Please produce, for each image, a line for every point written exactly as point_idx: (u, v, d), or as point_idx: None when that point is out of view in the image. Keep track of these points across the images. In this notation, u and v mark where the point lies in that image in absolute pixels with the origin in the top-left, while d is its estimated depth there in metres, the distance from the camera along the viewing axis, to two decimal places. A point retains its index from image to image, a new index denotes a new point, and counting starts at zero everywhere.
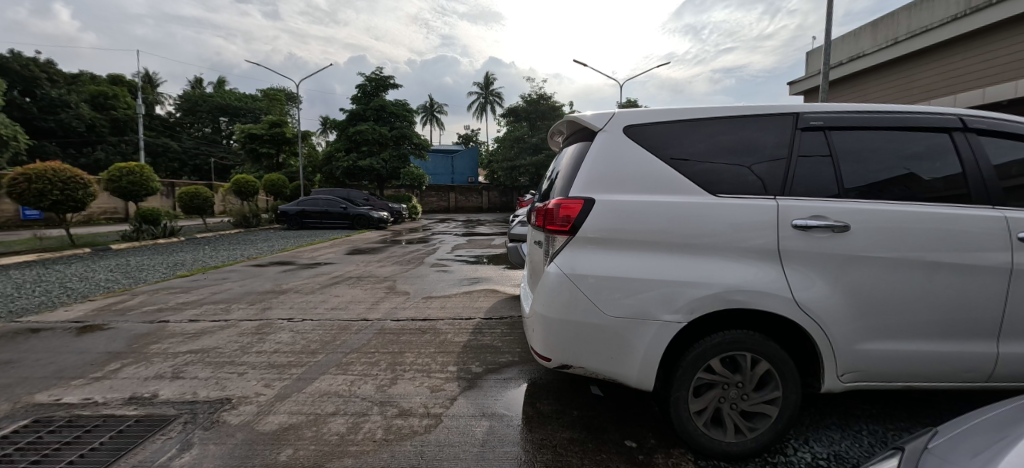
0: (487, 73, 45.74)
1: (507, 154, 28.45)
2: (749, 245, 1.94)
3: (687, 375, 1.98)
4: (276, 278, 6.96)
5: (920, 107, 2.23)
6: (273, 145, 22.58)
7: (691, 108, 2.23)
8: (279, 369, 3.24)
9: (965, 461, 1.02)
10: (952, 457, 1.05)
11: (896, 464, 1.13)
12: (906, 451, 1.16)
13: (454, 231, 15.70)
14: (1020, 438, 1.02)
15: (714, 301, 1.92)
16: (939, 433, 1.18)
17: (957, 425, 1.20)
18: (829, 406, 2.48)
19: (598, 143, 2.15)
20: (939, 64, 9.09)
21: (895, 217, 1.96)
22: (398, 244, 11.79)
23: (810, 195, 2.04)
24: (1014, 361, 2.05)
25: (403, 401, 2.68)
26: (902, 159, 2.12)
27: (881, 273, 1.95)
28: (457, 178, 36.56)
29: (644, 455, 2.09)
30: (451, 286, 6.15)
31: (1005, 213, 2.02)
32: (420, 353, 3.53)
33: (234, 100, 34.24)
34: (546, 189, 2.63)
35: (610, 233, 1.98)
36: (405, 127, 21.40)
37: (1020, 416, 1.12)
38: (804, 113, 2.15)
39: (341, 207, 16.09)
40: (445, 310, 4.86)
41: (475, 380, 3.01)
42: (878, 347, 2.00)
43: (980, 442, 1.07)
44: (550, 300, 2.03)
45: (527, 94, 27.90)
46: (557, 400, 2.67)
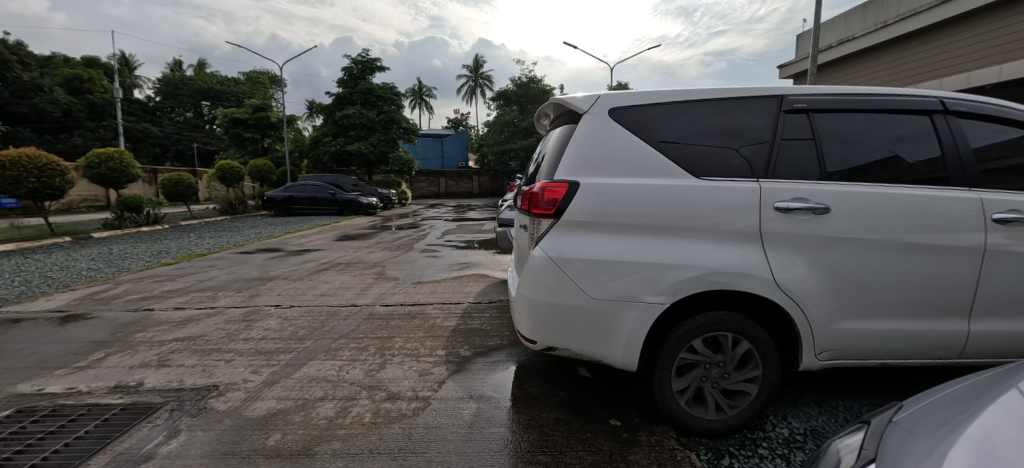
0: (477, 55, 45.01)
1: (498, 138, 28.25)
2: (732, 228, 1.97)
3: (671, 355, 2.02)
4: (264, 264, 6.90)
5: (903, 90, 2.25)
6: (257, 130, 22.27)
7: (679, 90, 2.22)
8: (267, 356, 3.23)
9: (931, 430, 1.05)
10: (918, 426, 1.09)
11: (863, 438, 1.17)
12: (872, 426, 1.21)
13: (446, 216, 15.64)
14: (981, 409, 1.06)
15: (698, 282, 1.94)
16: (904, 406, 1.23)
17: (921, 399, 1.25)
18: (808, 383, 2.55)
19: (584, 126, 2.15)
20: (927, 48, 9.21)
21: (875, 198, 2.00)
22: (387, 229, 11.72)
23: (793, 178, 2.06)
24: (984, 339, 2.12)
25: (391, 385, 2.70)
26: (885, 142, 2.15)
27: (858, 254, 2.00)
28: (447, 162, 36.28)
29: (628, 433, 2.14)
30: (441, 271, 6.16)
31: (980, 195, 2.06)
32: (409, 338, 3.54)
33: (217, 83, 33.29)
34: (532, 171, 2.63)
35: (599, 216, 1.99)
36: (394, 111, 21.08)
37: (981, 388, 1.17)
38: (788, 96, 2.17)
39: (330, 192, 15.86)
40: (435, 295, 4.87)
41: (464, 363, 3.04)
42: (855, 326, 2.06)
43: (944, 413, 1.11)
44: (535, 283, 2.05)
45: (518, 77, 27.61)
46: (545, 381, 2.72)
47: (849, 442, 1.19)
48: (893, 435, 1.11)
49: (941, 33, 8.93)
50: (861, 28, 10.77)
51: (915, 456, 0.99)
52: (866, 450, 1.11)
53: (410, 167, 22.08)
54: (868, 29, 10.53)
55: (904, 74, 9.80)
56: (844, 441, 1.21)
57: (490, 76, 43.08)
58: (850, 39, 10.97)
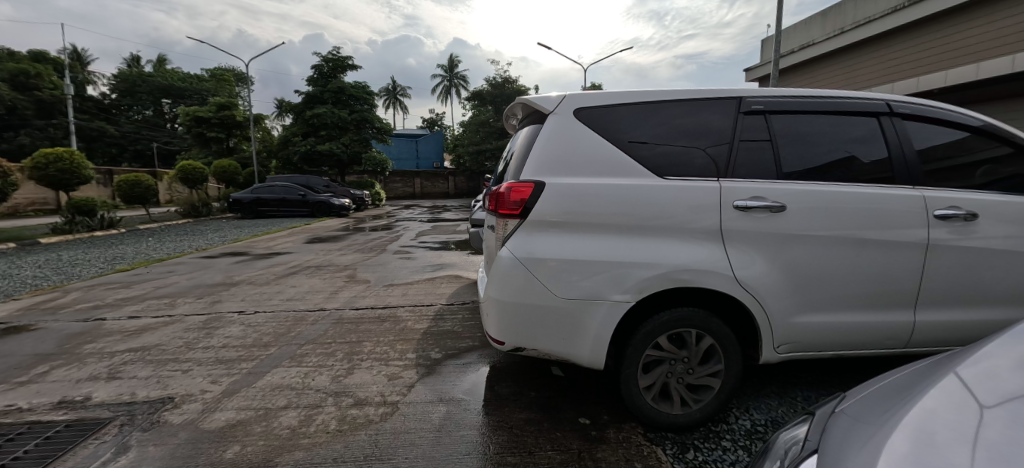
0: (452, 55, 44.73)
1: (473, 138, 28.13)
2: (696, 226, 2.01)
3: (637, 352, 2.05)
4: (228, 269, 6.63)
5: (853, 92, 2.36)
6: (222, 129, 21.44)
7: (643, 91, 2.25)
8: (228, 365, 3.10)
9: (873, 417, 1.10)
10: (861, 414, 1.14)
11: (808, 429, 1.22)
12: (815, 416, 1.26)
13: (421, 217, 15.44)
14: (917, 395, 1.11)
15: (662, 280, 1.97)
16: (846, 396, 1.29)
17: (862, 388, 1.30)
18: (769, 376, 2.64)
19: (550, 125, 2.15)
20: (881, 54, 9.79)
21: (828, 196, 2.09)
22: (359, 231, 11.49)
23: (752, 177, 2.12)
24: (929, 328, 2.25)
25: (359, 391, 2.63)
26: (840, 142, 2.25)
27: (813, 250, 2.08)
28: (422, 163, 35.85)
29: (597, 431, 2.15)
30: (414, 273, 6.07)
31: (923, 193, 2.18)
32: (379, 342, 3.47)
33: (178, 80, 31.83)
34: (500, 169, 2.62)
35: (566, 216, 2.00)
36: (367, 110, 20.67)
37: (915, 377, 1.23)
38: (747, 98, 2.24)
39: (300, 194, 15.40)
40: (407, 298, 4.79)
41: (434, 366, 3.00)
42: (811, 319, 2.14)
43: (880, 401, 1.16)
44: (502, 284, 2.05)
45: (493, 77, 27.59)
46: (516, 382, 2.71)
47: (795, 433, 1.24)
48: (837, 424, 1.15)
49: (895, 39, 9.45)
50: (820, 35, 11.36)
51: (856, 442, 1.03)
52: (811, 441, 1.15)
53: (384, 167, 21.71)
54: (827, 36, 11.09)
55: (861, 78, 10.34)
56: (790, 433, 1.26)
57: (465, 76, 42.83)
58: (811, 44, 11.50)
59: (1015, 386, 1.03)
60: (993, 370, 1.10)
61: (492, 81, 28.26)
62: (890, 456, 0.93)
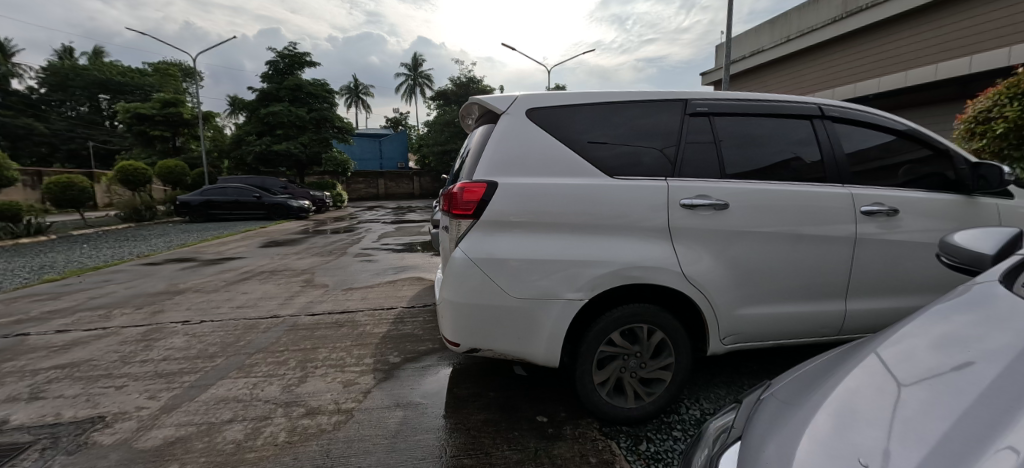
0: (416, 53, 44.06)
1: (438, 138, 27.80)
2: (646, 225, 2.07)
3: (591, 349, 2.09)
4: (173, 276, 6.23)
5: (789, 97, 2.51)
6: (167, 127, 20.12)
7: (595, 92, 2.31)
8: (168, 379, 2.91)
9: (792, 402, 1.08)
10: (783, 399, 1.12)
11: (736, 417, 1.21)
12: (744, 405, 1.25)
13: (384, 218, 15.08)
14: (834, 377, 1.08)
15: (613, 277, 2.02)
16: (773, 383, 1.28)
17: (788, 374, 1.29)
18: (718, 366, 2.76)
19: (502, 126, 2.17)
20: (823, 62, 10.85)
21: (766, 195, 2.21)
22: (319, 234, 11.09)
23: (698, 176, 2.21)
24: (859, 316, 2.42)
25: (312, 399, 2.54)
26: (787, 144, 2.39)
27: (754, 245, 2.19)
28: (386, 163, 35.03)
29: (554, 428, 2.18)
30: (375, 276, 5.92)
31: (851, 191, 2.34)
32: (335, 348, 3.35)
33: (118, 74, 29.64)
34: (456, 168, 2.60)
35: (519, 216, 2.00)
36: (326, 109, 19.99)
37: (834, 358, 1.21)
38: (692, 100, 2.33)
39: (254, 195, 14.66)
40: (367, 301, 4.67)
41: (392, 370, 2.94)
42: (754, 311, 2.25)
43: (802, 385, 1.15)
44: (457, 285, 2.03)
45: (457, 77, 27.44)
46: (475, 383, 2.70)
47: (722, 422, 1.23)
48: (761, 410, 1.13)
49: (844, 45, 10.24)
50: (770, 42, 12.35)
51: (771, 430, 1.00)
52: (736, 429, 1.13)
53: (344, 168, 21.06)
54: (776, 43, 12.10)
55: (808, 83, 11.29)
56: (720, 421, 1.25)
57: (430, 75, 42.22)
58: (763, 50, 12.47)
59: (932, 360, 0.97)
60: (912, 349, 1.03)
61: (456, 81, 28.06)
62: (798, 445, 0.89)
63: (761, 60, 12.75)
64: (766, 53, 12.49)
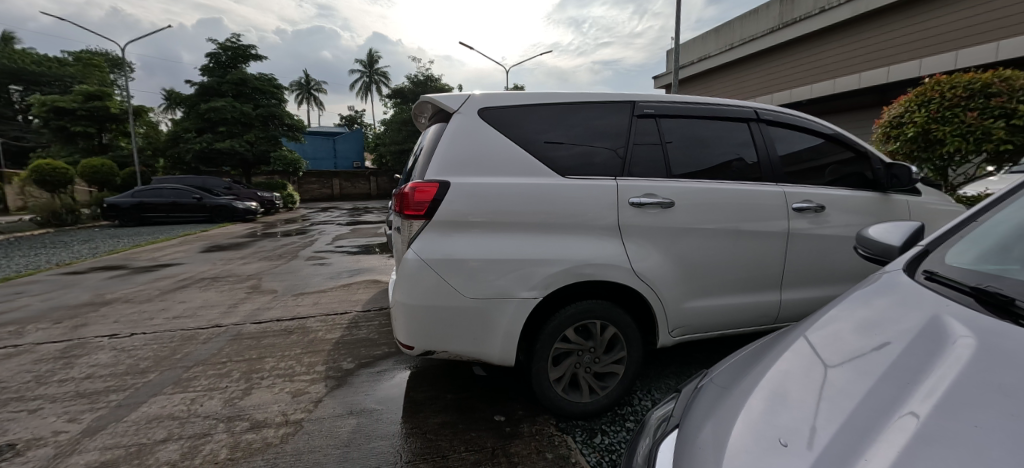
0: (371, 50, 42.92)
1: (395, 137, 27.16)
2: (598, 223, 2.12)
3: (546, 346, 2.12)
4: (99, 286, 5.70)
5: (727, 100, 2.65)
6: (91, 122, 18.39)
7: (546, 93, 2.34)
8: (91, 399, 2.66)
9: (726, 388, 1.14)
10: (718, 385, 1.18)
11: (677, 404, 1.27)
12: (684, 393, 1.31)
13: (338, 220, 14.53)
14: (765, 361, 1.14)
15: (567, 275, 2.05)
16: (710, 370, 1.34)
17: (723, 361, 1.36)
18: (669, 358, 2.88)
19: (454, 125, 2.15)
20: (763, 69, 11.82)
21: (708, 193, 2.32)
22: (268, 237, 10.52)
23: (646, 176, 2.29)
24: (794, 305, 2.60)
25: (257, 412, 2.41)
26: (731, 145, 2.53)
27: (698, 241, 2.30)
28: (340, 162, 33.73)
29: (511, 427, 2.19)
30: (328, 280, 5.69)
31: (784, 189, 2.51)
32: (284, 356, 3.20)
33: (32, 63, 26.81)
34: (409, 167, 2.55)
35: (474, 214, 1.99)
36: (274, 105, 19.00)
37: (764, 345, 1.29)
38: (639, 102, 2.42)
39: (194, 197, 13.66)
40: (318, 307, 4.48)
41: (345, 377, 2.84)
42: (699, 304, 2.37)
43: (736, 371, 1.21)
44: (409, 287, 2.00)
45: (415, 76, 27.01)
46: (433, 385, 2.66)
47: (663, 412, 1.28)
48: (700, 397, 1.18)
49: (784, 53, 11.12)
50: (715, 49, 13.20)
51: (708, 415, 1.04)
52: (675, 417, 1.17)
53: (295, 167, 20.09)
54: (720, 50, 12.97)
55: (750, 89, 12.26)
56: (662, 409, 1.30)
57: (386, 72, 41.14)
58: (709, 57, 13.32)
59: (854, 342, 1.05)
60: (838, 333, 1.11)
61: (413, 79, 27.52)
62: (730, 429, 0.93)
63: (707, 66, 13.62)
64: (711, 59, 13.38)
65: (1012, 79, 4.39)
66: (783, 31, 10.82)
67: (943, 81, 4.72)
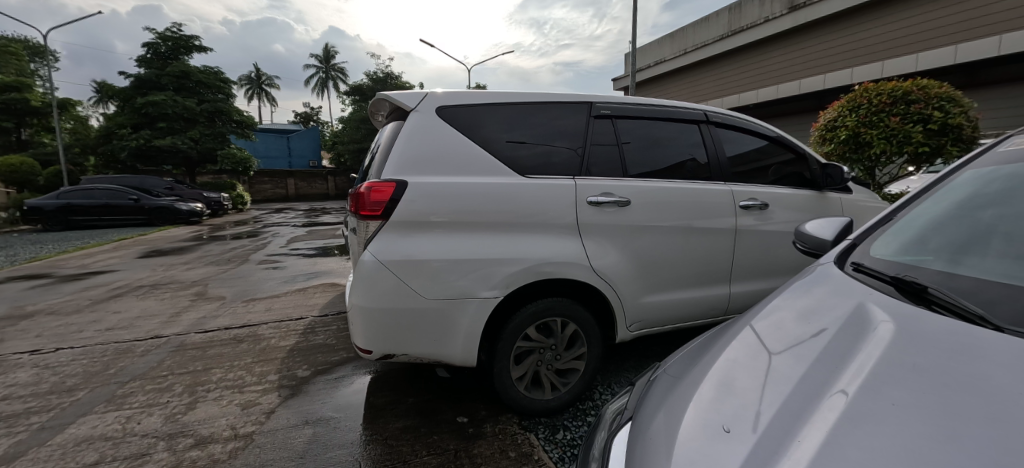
0: (327, 45, 41.47)
1: (353, 135, 26.36)
2: (558, 222, 2.15)
3: (508, 345, 2.12)
4: (19, 297, 5.17)
5: (678, 103, 2.76)
6: (7, 116, 16.67)
7: (504, 93, 2.34)
8: (8, 422, 2.41)
9: (677, 378, 1.19)
10: (671, 375, 1.23)
11: (633, 396, 1.31)
12: (639, 384, 1.35)
13: (294, 221, 13.91)
14: (713, 351, 1.20)
15: (527, 274, 2.07)
16: (664, 361, 1.39)
17: (676, 352, 1.41)
18: (628, 352, 2.97)
19: (411, 123, 2.11)
20: (713, 74, 12.47)
21: (662, 192, 2.40)
22: (216, 240, 9.93)
23: (604, 175, 2.34)
24: (742, 298, 2.74)
25: (203, 427, 2.27)
26: (684, 146, 2.64)
27: (653, 238, 2.38)
28: (295, 161, 32.31)
29: (474, 427, 2.18)
30: (282, 284, 5.44)
31: (732, 188, 2.64)
32: (233, 366, 3.03)
33: None
34: (365, 165, 2.48)
35: (433, 214, 1.97)
36: (221, 100, 17.89)
37: (713, 335, 1.35)
38: (596, 103, 2.47)
39: (131, 198, 12.67)
40: (271, 313, 4.27)
41: (301, 385, 2.72)
42: (655, 299, 2.45)
43: (686, 361, 1.26)
44: (366, 290, 1.94)
45: (374, 73, 26.35)
46: (393, 390, 2.61)
47: (619, 404, 1.31)
48: (653, 387, 1.23)
49: (733, 59, 11.78)
50: (669, 53, 13.74)
51: (660, 405, 1.08)
52: (630, 410, 1.21)
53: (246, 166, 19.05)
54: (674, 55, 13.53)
55: (702, 92, 12.90)
56: (619, 402, 1.34)
57: (343, 69, 39.87)
58: (664, 61, 13.86)
59: (793, 330, 1.12)
60: (780, 322, 1.18)
61: (372, 76, 26.81)
62: (680, 418, 0.97)
63: (662, 70, 14.16)
64: (666, 63, 13.93)
65: (928, 88, 4.82)
66: (732, 39, 11.48)
67: (871, 88, 5.12)
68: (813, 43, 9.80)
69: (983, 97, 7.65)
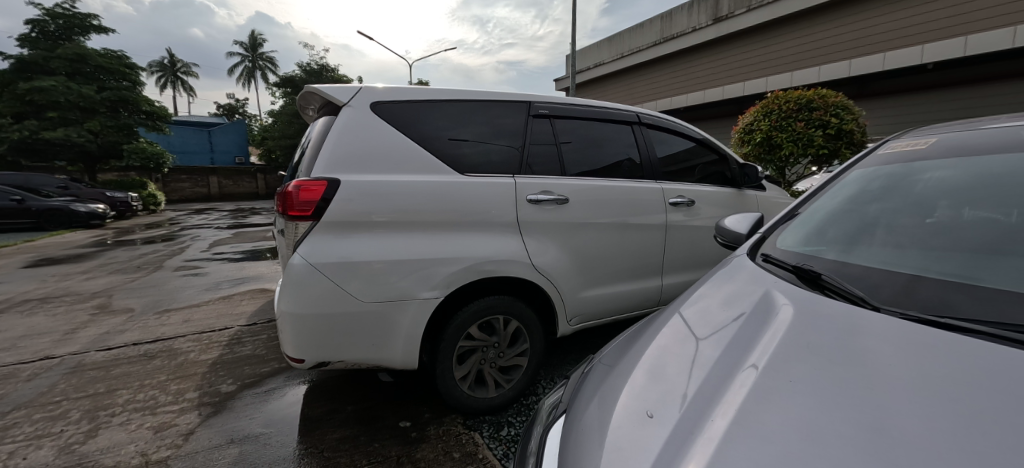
0: (254, 33, 38.63)
1: (285, 131, 24.76)
2: (498, 220, 2.16)
3: (450, 345, 2.10)
4: None
5: (612, 104, 2.87)
6: None
7: (442, 90, 2.31)
8: None
9: (611, 368, 1.23)
10: (605, 365, 1.28)
11: (569, 387, 1.35)
12: (575, 376, 1.39)
13: (218, 223, 12.80)
14: (643, 339, 1.26)
15: (468, 273, 2.05)
16: (599, 351, 1.45)
17: (610, 342, 1.47)
18: (569, 346, 3.05)
19: (344, 119, 2.02)
20: (647, 78, 13.16)
21: (598, 190, 2.49)
22: (123, 245, 8.90)
23: (543, 174, 2.39)
24: (673, 289, 2.92)
25: (106, 457, 2.03)
26: (618, 146, 2.75)
27: (591, 235, 2.46)
28: (218, 158, 29.72)
29: (417, 431, 2.14)
30: (203, 292, 4.99)
31: (663, 186, 2.79)
32: (144, 386, 2.74)
33: None
34: (294, 163, 2.34)
35: (368, 214, 1.89)
36: (126, 88, 15.95)
37: (644, 324, 1.41)
38: (535, 103, 2.51)
39: (13, 199, 11.02)
40: (190, 324, 3.91)
41: (225, 402, 2.52)
42: (593, 293, 2.53)
43: (619, 350, 1.32)
44: (297, 294, 1.84)
45: (307, 64, 24.92)
46: (331, 399, 2.48)
47: (557, 397, 1.35)
48: (589, 378, 1.27)
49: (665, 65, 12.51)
50: (607, 56, 14.30)
51: (593, 395, 1.12)
52: (566, 401, 1.25)
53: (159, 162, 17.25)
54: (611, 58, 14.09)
55: (637, 95, 13.57)
56: (556, 394, 1.37)
57: (273, 59, 37.32)
58: (602, 64, 14.40)
59: (715, 316, 1.21)
60: (704, 309, 1.27)
61: (304, 68, 25.32)
62: (612, 406, 1.01)
63: (600, 73, 14.70)
64: (604, 66, 14.49)
65: (827, 97, 5.40)
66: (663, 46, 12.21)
67: (781, 96, 5.65)
68: (735, 52, 10.66)
69: (872, 106, 8.69)
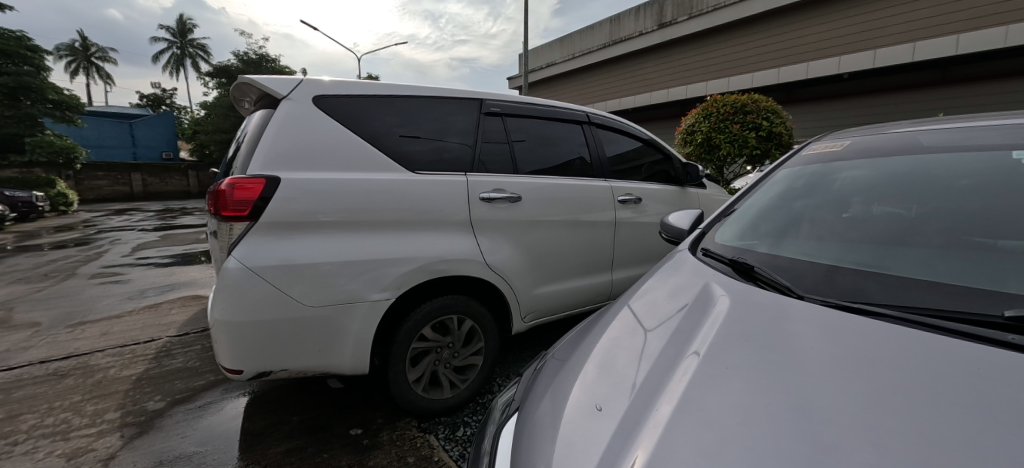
0: (183, 18, 35.66)
1: (220, 124, 23.09)
2: (450, 219, 2.13)
3: (402, 348, 2.05)
4: None
5: (562, 103, 2.91)
6: None
7: (390, 85, 2.24)
8: None
9: (562, 363, 1.25)
10: (558, 359, 1.29)
11: (523, 384, 1.35)
12: (529, 373, 1.40)
13: (144, 224, 11.72)
14: (594, 333, 1.29)
15: (420, 273, 2.01)
16: (551, 347, 1.46)
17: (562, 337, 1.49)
18: (524, 343, 3.07)
19: (283, 112, 1.91)
20: (596, 79, 13.52)
21: (550, 188, 2.52)
22: (27, 251, 7.91)
23: (495, 172, 2.38)
24: (622, 283, 3.01)
25: None
26: (568, 144, 2.79)
27: (543, 232, 2.49)
28: (142, 153, 27.21)
29: (369, 438, 2.07)
30: (126, 301, 4.55)
31: (611, 184, 2.87)
32: (54, 409, 2.45)
33: None
34: (228, 159, 2.18)
35: (311, 213, 1.80)
36: (29, 73, 14.10)
37: (595, 318, 1.44)
38: (486, 100, 2.49)
39: None
40: (110, 337, 3.55)
41: (152, 420, 2.32)
42: (546, 289, 2.56)
43: (571, 345, 1.34)
44: (233, 300, 1.71)
45: (244, 54, 23.34)
46: (275, 410, 2.35)
47: (510, 394, 1.35)
48: (541, 374, 1.28)
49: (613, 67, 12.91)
50: (558, 56, 14.54)
51: (546, 390, 1.13)
52: (520, 398, 1.25)
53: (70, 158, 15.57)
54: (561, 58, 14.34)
55: (586, 95, 13.91)
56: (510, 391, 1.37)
57: (205, 47, 34.63)
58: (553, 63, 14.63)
59: (662, 308, 1.26)
60: (652, 302, 1.31)
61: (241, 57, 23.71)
62: (564, 401, 1.02)
63: (551, 72, 14.93)
64: (555, 66, 14.73)
65: (759, 101, 5.78)
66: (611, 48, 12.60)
67: (719, 99, 5.99)
68: (678, 57, 11.20)
69: (797, 110, 9.44)
